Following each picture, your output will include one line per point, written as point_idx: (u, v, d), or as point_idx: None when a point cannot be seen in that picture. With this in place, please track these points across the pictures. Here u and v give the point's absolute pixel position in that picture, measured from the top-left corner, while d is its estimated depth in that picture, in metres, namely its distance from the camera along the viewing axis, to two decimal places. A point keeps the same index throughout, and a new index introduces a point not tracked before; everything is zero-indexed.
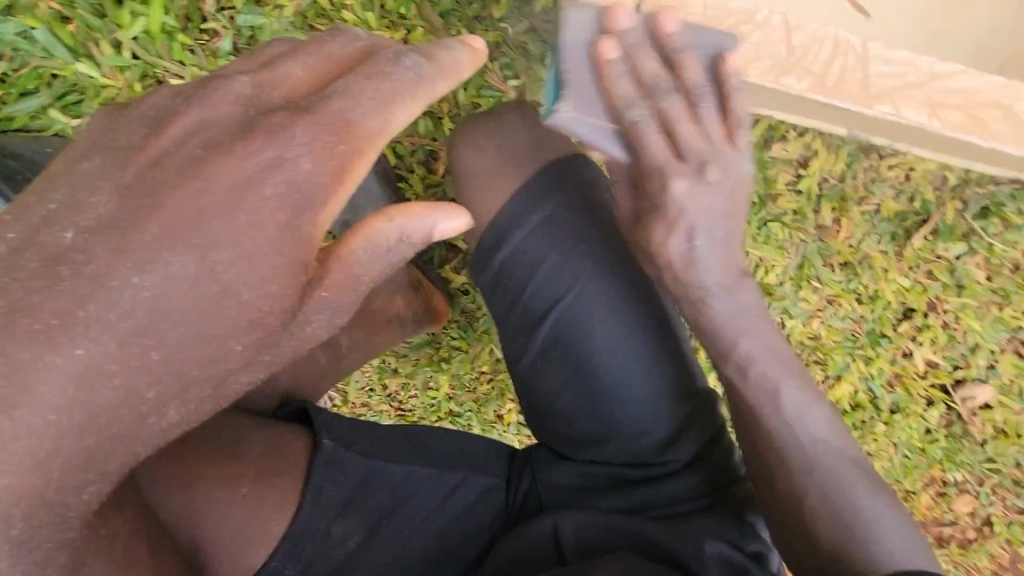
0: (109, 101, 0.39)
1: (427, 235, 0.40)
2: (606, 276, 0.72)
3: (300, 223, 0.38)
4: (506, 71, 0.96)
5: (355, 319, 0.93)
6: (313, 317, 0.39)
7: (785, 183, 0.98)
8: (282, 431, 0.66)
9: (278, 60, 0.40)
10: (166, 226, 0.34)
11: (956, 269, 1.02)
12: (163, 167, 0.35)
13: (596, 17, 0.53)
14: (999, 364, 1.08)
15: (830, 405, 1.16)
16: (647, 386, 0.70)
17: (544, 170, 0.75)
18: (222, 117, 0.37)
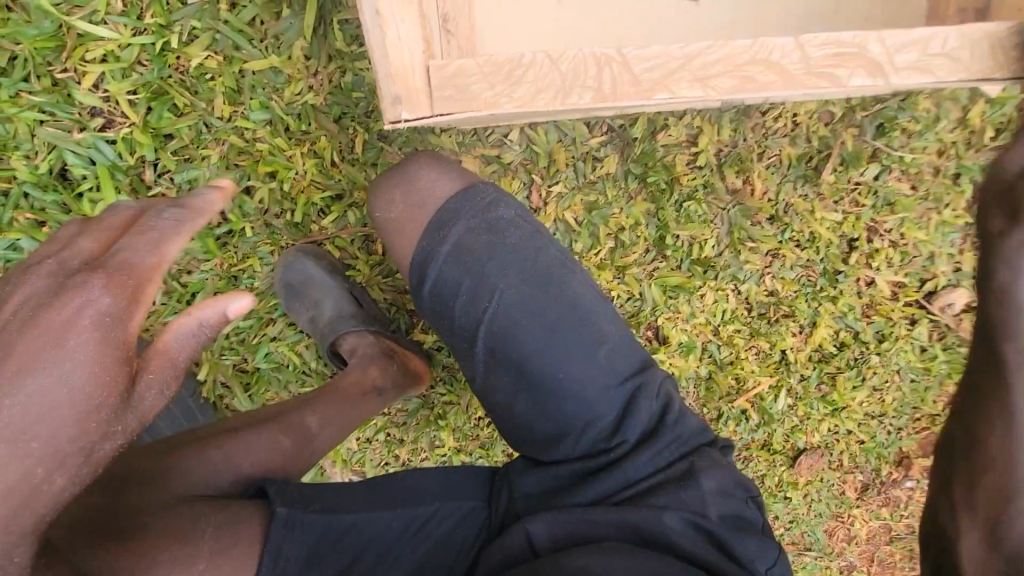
0: (128, 219, 0.44)
1: (224, 317, 0.42)
2: (523, 286, 0.76)
3: (198, 326, 0.43)
4: (405, 147, 1.06)
5: (327, 396, 0.98)
6: (144, 400, 0.42)
7: (685, 164, 1.04)
8: (235, 510, 0.69)
9: (205, 193, 0.45)
10: (89, 330, 0.40)
11: (879, 190, 1.04)
12: (79, 283, 0.40)
13: (402, 103, 0.59)
14: (963, 264, 1.08)
15: (817, 352, 1.15)
16: (583, 378, 0.74)
17: (449, 200, 0.78)
18: (140, 242, 0.42)
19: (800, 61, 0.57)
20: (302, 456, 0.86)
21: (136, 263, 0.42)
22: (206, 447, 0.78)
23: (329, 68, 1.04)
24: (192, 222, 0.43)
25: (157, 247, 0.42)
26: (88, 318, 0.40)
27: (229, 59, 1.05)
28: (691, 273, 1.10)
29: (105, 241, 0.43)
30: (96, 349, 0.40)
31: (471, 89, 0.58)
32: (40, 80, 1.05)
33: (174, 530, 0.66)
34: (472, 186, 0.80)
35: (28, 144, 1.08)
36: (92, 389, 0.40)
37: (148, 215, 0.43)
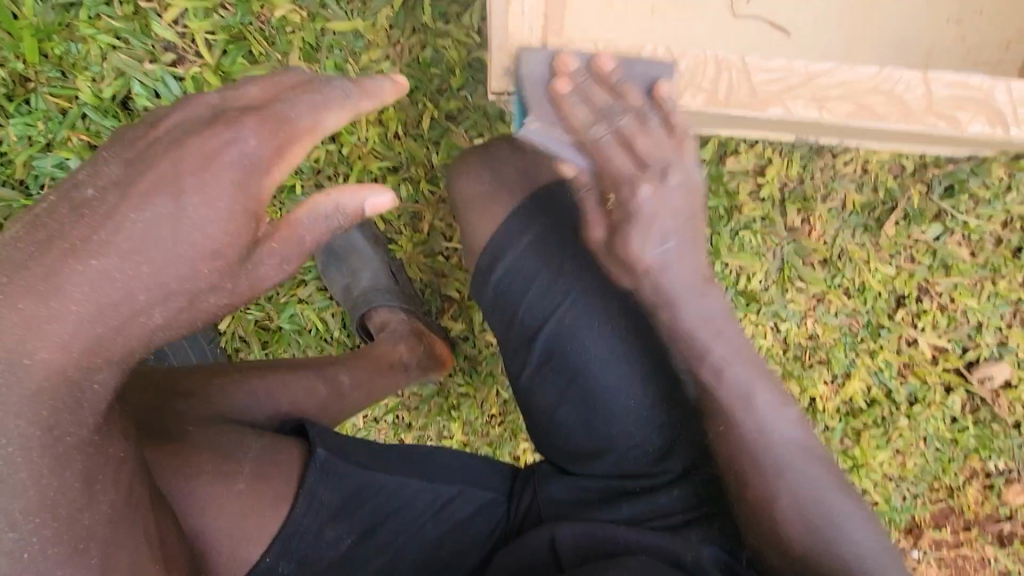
0: (273, 89, 0.40)
1: (360, 210, 0.40)
2: (595, 296, 0.72)
3: (336, 209, 0.39)
4: (471, 131, 1.06)
5: (359, 360, 0.96)
6: (262, 263, 0.39)
7: (747, 193, 1.03)
8: (278, 441, 0.68)
9: (378, 80, 0.41)
10: (235, 165, 0.37)
11: (937, 250, 1.03)
12: (229, 127, 0.37)
13: (514, 74, 0.58)
14: (1008, 340, 1.07)
15: (845, 404, 1.13)
16: (642, 402, 0.71)
17: (540, 193, 0.76)
18: (301, 106, 0.39)
19: (920, 96, 0.55)
20: (332, 408, 0.84)
21: (294, 119, 0.38)
22: (251, 377, 0.77)
23: (411, 40, 1.03)
24: (358, 103, 0.40)
25: (317, 112, 0.39)
26: (237, 153, 0.37)
27: (312, 16, 1.05)
28: (734, 304, 1.09)
29: (269, 94, 0.40)
30: (233, 193, 0.37)
31: (586, 71, 0.57)
32: (122, 6, 1.06)
33: (218, 449, 0.63)
34: (566, 183, 0.77)
35: (98, 67, 1.08)
36: (226, 237, 0.37)
37: (319, 80, 0.40)
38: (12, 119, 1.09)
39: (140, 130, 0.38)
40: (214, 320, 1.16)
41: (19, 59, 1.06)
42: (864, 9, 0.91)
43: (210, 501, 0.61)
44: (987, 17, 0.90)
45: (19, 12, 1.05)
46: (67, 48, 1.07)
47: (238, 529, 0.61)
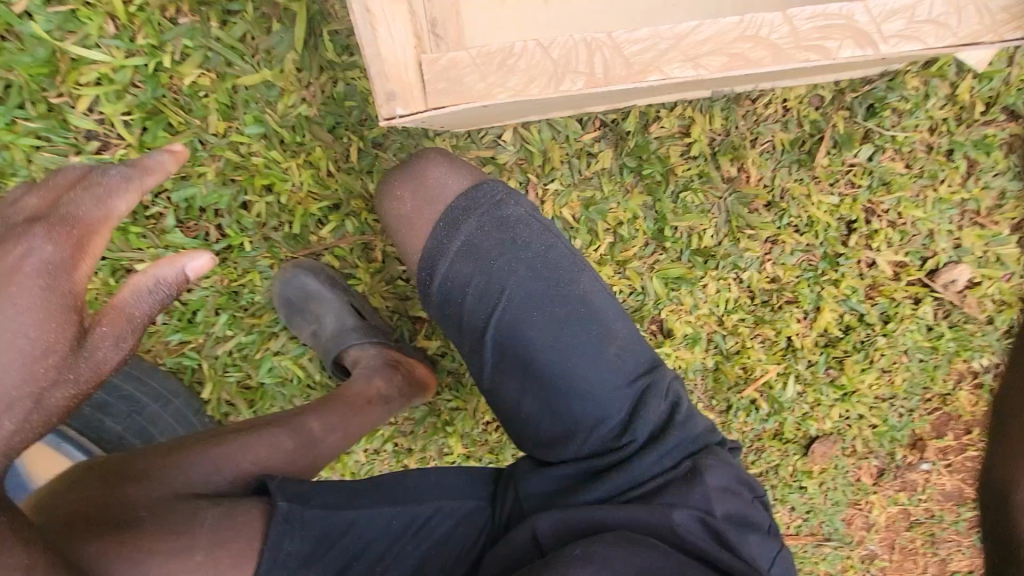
0: (53, 191, 0.49)
1: (183, 275, 0.48)
2: (530, 286, 0.77)
3: (156, 282, 0.47)
4: (400, 153, 1.07)
5: (327, 405, 0.93)
6: (98, 347, 0.47)
7: (679, 155, 1.05)
8: (233, 506, 0.66)
9: (155, 154, 0.49)
10: (34, 273, 0.45)
11: (874, 170, 1.04)
12: (20, 244, 0.45)
13: (397, 99, 0.59)
14: (963, 241, 1.08)
15: (822, 337, 1.15)
16: (594, 377, 0.74)
17: (459, 199, 0.79)
18: (87, 198, 0.48)
19: (789, 35, 0.57)
20: (303, 460, 0.81)
21: (89, 211, 0.48)
22: (205, 447, 0.74)
23: (322, 79, 1.04)
24: (141, 178, 0.49)
25: (107, 202, 0.48)
26: (34, 263, 0.45)
27: (222, 76, 1.06)
28: (692, 264, 1.11)
29: (50, 199, 0.49)
30: (43, 297, 0.45)
31: (464, 82, 0.58)
32: (35, 106, 1.07)
33: (171, 521, 0.63)
34: (482, 184, 0.80)
35: (24, 170, 1.09)
36: (45, 333, 0.45)
37: (94, 172, 0.49)
38: None
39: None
40: (195, 390, 1.17)
41: None
42: None
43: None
44: None
45: None
46: None
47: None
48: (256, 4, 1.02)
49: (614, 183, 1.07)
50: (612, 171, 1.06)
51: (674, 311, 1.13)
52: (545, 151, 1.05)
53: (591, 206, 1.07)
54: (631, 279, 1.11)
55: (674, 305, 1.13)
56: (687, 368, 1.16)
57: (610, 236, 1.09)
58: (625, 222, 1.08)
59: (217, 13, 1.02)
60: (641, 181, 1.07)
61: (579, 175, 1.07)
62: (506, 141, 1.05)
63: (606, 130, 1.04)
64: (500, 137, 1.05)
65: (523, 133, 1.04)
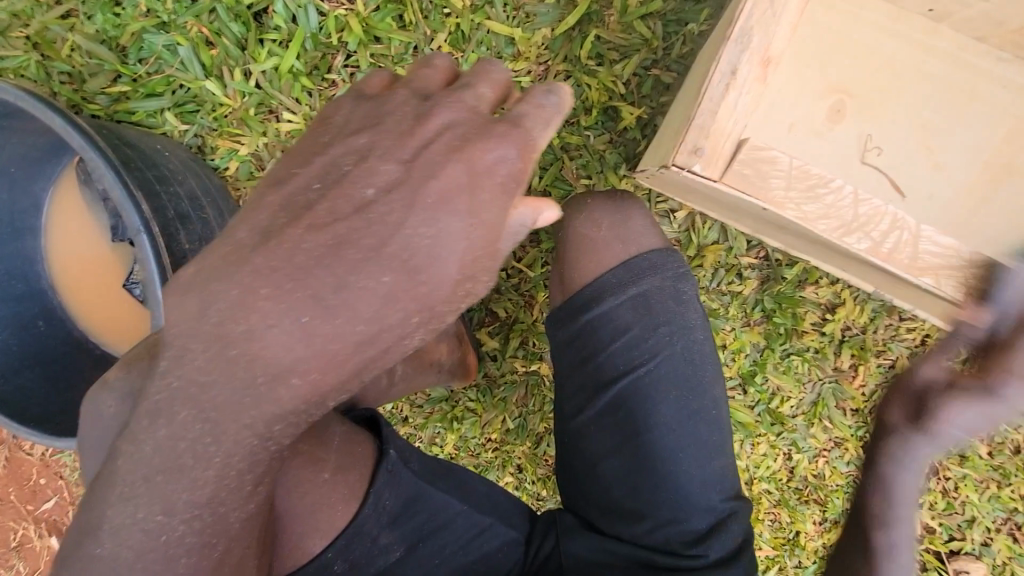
0: (498, 95, 0.47)
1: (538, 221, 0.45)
2: (678, 363, 0.76)
3: (519, 225, 0.45)
4: (580, 169, 1.07)
5: (407, 353, 0.96)
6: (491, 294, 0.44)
7: (811, 321, 1.06)
8: (353, 435, 0.66)
9: (560, 89, 0.46)
10: (500, 181, 0.42)
11: (960, 438, 1.07)
12: (497, 134, 0.43)
13: (702, 157, 0.58)
14: (992, 542, 1.11)
15: (824, 548, 1.15)
16: (691, 476, 0.73)
17: (650, 253, 0.78)
18: (538, 115, 0.45)
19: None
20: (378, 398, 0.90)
21: (537, 136, 0.44)
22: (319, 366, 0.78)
23: (558, 66, 1.05)
24: (558, 119, 0.46)
25: (545, 127, 0.45)
26: (503, 172, 0.42)
27: (475, 7, 1.05)
28: (760, 419, 1.11)
29: (497, 97, 0.47)
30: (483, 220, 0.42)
31: (768, 182, 0.59)
32: None
33: (307, 428, 0.61)
34: (674, 252, 0.79)
35: None
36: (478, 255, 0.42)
37: (538, 90, 0.46)
38: None
39: (404, 124, 0.44)
40: None
41: None
42: (972, 203, 0.97)
43: (298, 489, 0.60)
44: None
45: None
46: None
47: (313, 517, 0.61)
48: None
49: (740, 310, 1.08)
50: (746, 300, 1.07)
51: None
52: (702, 247, 1.06)
53: (709, 317, 1.08)
54: None
55: None
56: None
57: None
58: (728, 348, 1.09)
59: None
60: (765, 323, 1.08)
61: (716, 285, 1.07)
62: (675, 218, 1.06)
63: (763, 264, 1.06)
64: (673, 212, 1.06)
65: (696, 221, 1.05)
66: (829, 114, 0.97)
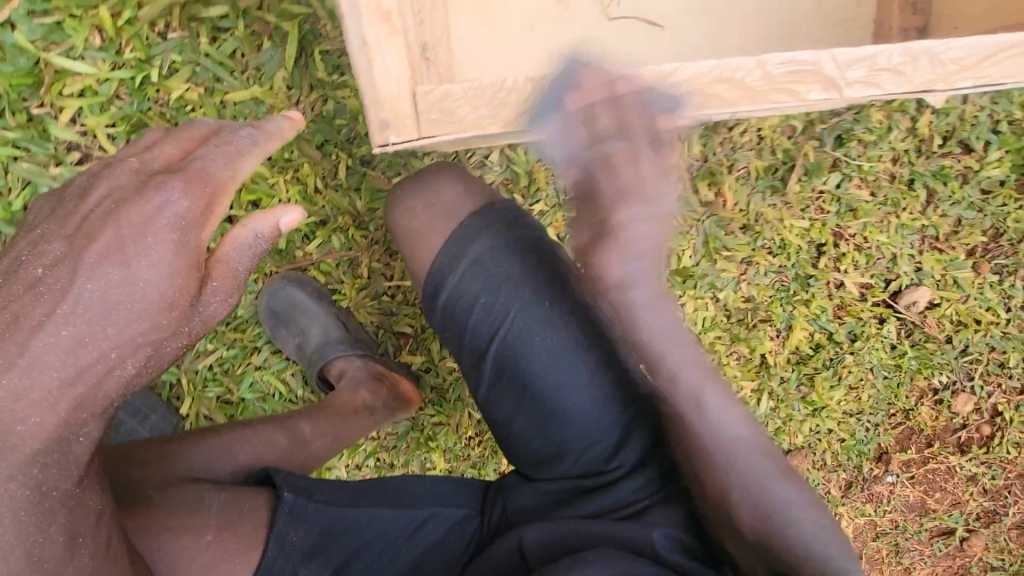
0: (186, 145, 0.47)
1: (276, 227, 0.46)
2: (536, 306, 0.75)
3: (255, 236, 0.45)
4: (388, 172, 1.09)
5: (319, 408, 0.99)
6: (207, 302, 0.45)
7: None
8: (241, 492, 0.71)
9: (279, 120, 0.49)
10: (170, 224, 0.43)
11: (842, 197, 1.10)
12: (158, 183, 0.43)
13: (390, 126, 0.61)
14: (924, 264, 1.14)
15: (794, 354, 1.20)
16: (591, 403, 0.73)
17: (468, 218, 0.78)
18: (217, 156, 0.46)
19: (760, 78, 0.60)
20: (296, 456, 0.88)
21: (217, 170, 0.45)
22: (206, 439, 0.81)
23: (311, 96, 1.06)
24: (260, 146, 0.48)
25: (234, 162, 0.46)
26: (170, 217, 0.43)
27: (209, 91, 1.06)
28: (672, 283, 1.14)
29: (183, 149, 0.47)
30: (172, 248, 0.43)
31: (456, 113, 0.62)
32: (15, 115, 1.03)
33: (181, 506, 0.67)
34: (493, 204, 0.79)
35: (1, 180, 1.05)
36: (170, 289, 0.43)
37: (226, 130, 0.47)
38: None
39: (71, 204, 0.44)
40: (173, 406, 1.17)
41: None
42: None
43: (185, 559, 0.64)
44: None
45: None
46: None
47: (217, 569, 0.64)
48: (247, 22, 1.03)
49: None
50: None
51: None
52: (530, 172, 1.07)
53: None
54: None
55: None
56: None
57: None
58: None
59: (207, 29, 1.03)
60: None
61: (562, 196, 1.09)
62: (492, 161, 1.06)
63: None
64: (486, 157, 1.06)
65: (510, 154, 1.06)
66: None
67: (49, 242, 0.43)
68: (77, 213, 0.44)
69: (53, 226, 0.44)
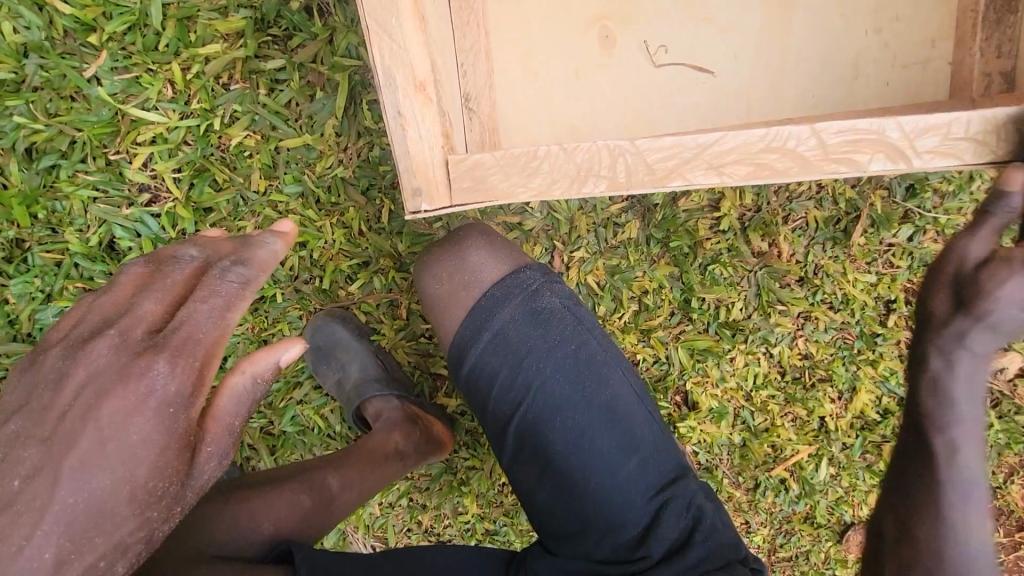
0: (173, 294, 0.45)
1: (276, 368, 0.45)
2: (559, 379, 0.76)
3: (253, 382, 0.44)
4: (430, 216, 1.10)
5: (345, 459, 0.99)
6: (204, 471, 0.44)
7: (707, 228, 1.03)
8: (259, 572, 0.73)
9: (270, 241, 0.49)
10: (155, 411, 0.41)
11: (914, 251, 1.01)
12: (144, 363, 0.42)
13: (423, 194, 0.60)
14: None
15: (858, 418, 1.10)
16: (610, 484, 0.74)
17: (493, 288, 0.77)
18: (206, 310, 0.44)
19: (817, 146, 0.54)
20: (317, 519, 0.90)
21: (204, 331, 0.44)
22: (232, 506, 0.84)
23: (358, 143, 1.09)
24: (252, 283, 0.47)
25: (223, 314, 0.45)
26: (158, 398, 0.41)
27: (266, 137, 1.11)
28: (719, 336, 1.08)
29: (169, 302, 0.45)
30: (151, 431, 0.41)
31: (488, 181, 0.60)
32: (96, 161, 1.12)
33: None
34: (519, 271, 0.79)
35: (81, 220, 1.13)
36: (157, 478, 0.42)
37: (211, 277, 0.46)
38: (12, 280, 1.13)
39: (45, 393, 0.42)
40: None
41: (11, 225, 1.11)
42: (779, 41, 0.94)
43: None
44: (905, 21, 0.92)
45: (7, 183, 1.10)
46: (52, 207, 1.12)
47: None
48: (302, 74, 1.08)
49: (640, 253, 1.05)
50: (639, 242, 1.05)
51: (700, 383, 1.10)
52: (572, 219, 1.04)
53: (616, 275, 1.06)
54: (655, 349, 1.09)
55: (700, 376, 1.10)
56: (712, 442, 1.12)
57: (634, 305, 1.07)
58: (650, 292, 1.06)
59: (266, 81, 1.09)
60: (668, 252, 1.05)
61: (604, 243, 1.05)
62: (534, 208, 1.04)
63: (633, 201, 1.03)
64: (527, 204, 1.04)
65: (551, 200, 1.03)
66: (602, 44, 0.96)
67: (24, 447, 0.41)
68: (53, 408, 0.42)
69: (29, 423, 0.41)
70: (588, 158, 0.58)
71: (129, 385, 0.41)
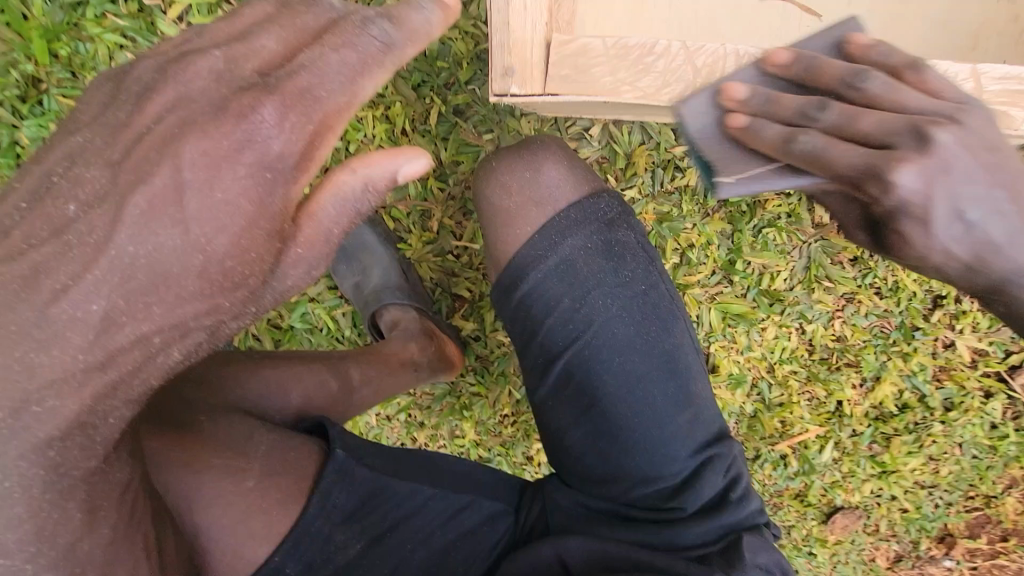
0: (293, 42, 0.39)
1: (393, 178, 0.40)
2: (620, 323, 0.72)
3: (365, 184, 0.40)
4: (480, 127, 1.03)
5: (367, 357, 0.97)
6: (289, 273, 0.40)
7: (771, 188, 0.98)
8: (290, 435, 0.70)
9: (424, 7, 0.40)
10: (247, 170, 0.37)
11: None
12: (250, 102, 0.37)
13: (515, 75, 0.55)
14: None
15: (875, 409, 1.09)
16: (655, 438, 0.72)
17: (571, 209, 0.72)
18: (336, 65, 0.38)
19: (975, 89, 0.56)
20: (340, 407, 0.87)
21: (333, 89, 0.38)
22: (261, 368, 0.80)
23: None
24: (403, 50, 0.40)
25: (356, 80, 0.39)
26: (260, 154, 0.37)
27: None
28: (756, 304, 1.04)
29: (291, 44, 0.39)
30: (253, 194, 0.37)
31: (591, 73, 0.55)
32: (128, 4, 1.02)
33: (228, 443, 0.65)
34: (596, 198, 0.73)
35: (105, 67, 1.04)
36: (242, 258, 0.38)
37: (352, 25, 0.39)
38: (23, 120, 1.04)
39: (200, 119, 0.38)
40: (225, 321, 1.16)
41: (30, 60, 1.02)
42: None
43: (225, 500, 0.63)
44: None
45: (28, 13, 1.00)
46: (75, 48, 1.03)
47: (242, 529, 0.63)
48: None
49: (694, 203, 0.99)
50: (696, 191, 0.99)
51: (724, 348, 1.07)
52: (630, 154, 0.97)
53: (665, 222, 1.00)
54: (688, 306, 1.04)
55: (726, 341, 1.06)
56: (724, 409, 1.11)
57: (677, 256, 1.02)
58: (696, 246, 1.01)
59: None
60: (724, 208, 1.00)
61: (660, 187, 0.99)
62: (593, 135, 0.96)
63: None
64: (587, 130, 0.96)
65: (613, 131, 0.96)
66: None
67: (88, 167, 0.37)
68: (129, 130, 0.37)
69: (98, 143, 0.37)
70: (807, 69, 0.51)
71: (229, 124, 0.36)
